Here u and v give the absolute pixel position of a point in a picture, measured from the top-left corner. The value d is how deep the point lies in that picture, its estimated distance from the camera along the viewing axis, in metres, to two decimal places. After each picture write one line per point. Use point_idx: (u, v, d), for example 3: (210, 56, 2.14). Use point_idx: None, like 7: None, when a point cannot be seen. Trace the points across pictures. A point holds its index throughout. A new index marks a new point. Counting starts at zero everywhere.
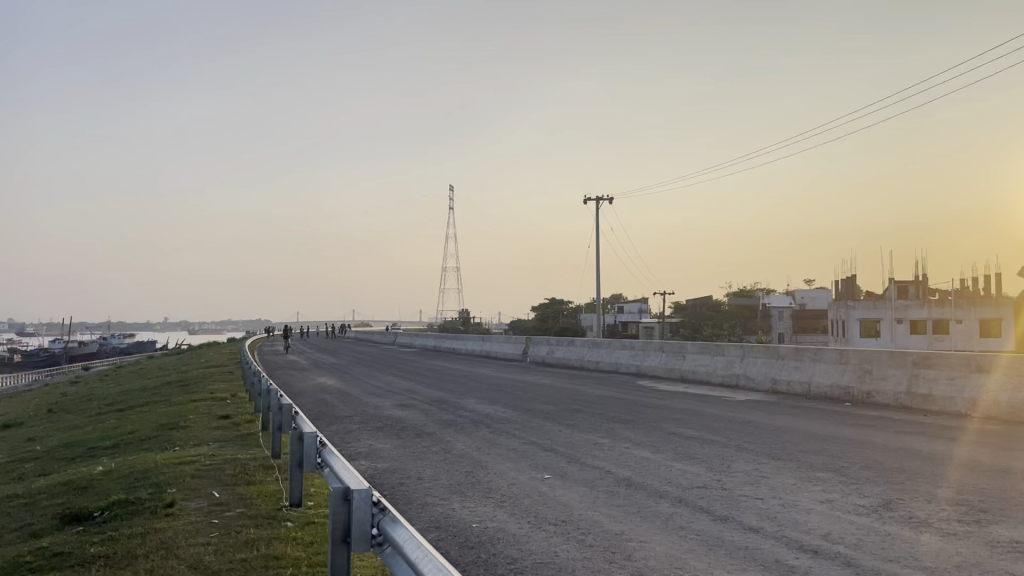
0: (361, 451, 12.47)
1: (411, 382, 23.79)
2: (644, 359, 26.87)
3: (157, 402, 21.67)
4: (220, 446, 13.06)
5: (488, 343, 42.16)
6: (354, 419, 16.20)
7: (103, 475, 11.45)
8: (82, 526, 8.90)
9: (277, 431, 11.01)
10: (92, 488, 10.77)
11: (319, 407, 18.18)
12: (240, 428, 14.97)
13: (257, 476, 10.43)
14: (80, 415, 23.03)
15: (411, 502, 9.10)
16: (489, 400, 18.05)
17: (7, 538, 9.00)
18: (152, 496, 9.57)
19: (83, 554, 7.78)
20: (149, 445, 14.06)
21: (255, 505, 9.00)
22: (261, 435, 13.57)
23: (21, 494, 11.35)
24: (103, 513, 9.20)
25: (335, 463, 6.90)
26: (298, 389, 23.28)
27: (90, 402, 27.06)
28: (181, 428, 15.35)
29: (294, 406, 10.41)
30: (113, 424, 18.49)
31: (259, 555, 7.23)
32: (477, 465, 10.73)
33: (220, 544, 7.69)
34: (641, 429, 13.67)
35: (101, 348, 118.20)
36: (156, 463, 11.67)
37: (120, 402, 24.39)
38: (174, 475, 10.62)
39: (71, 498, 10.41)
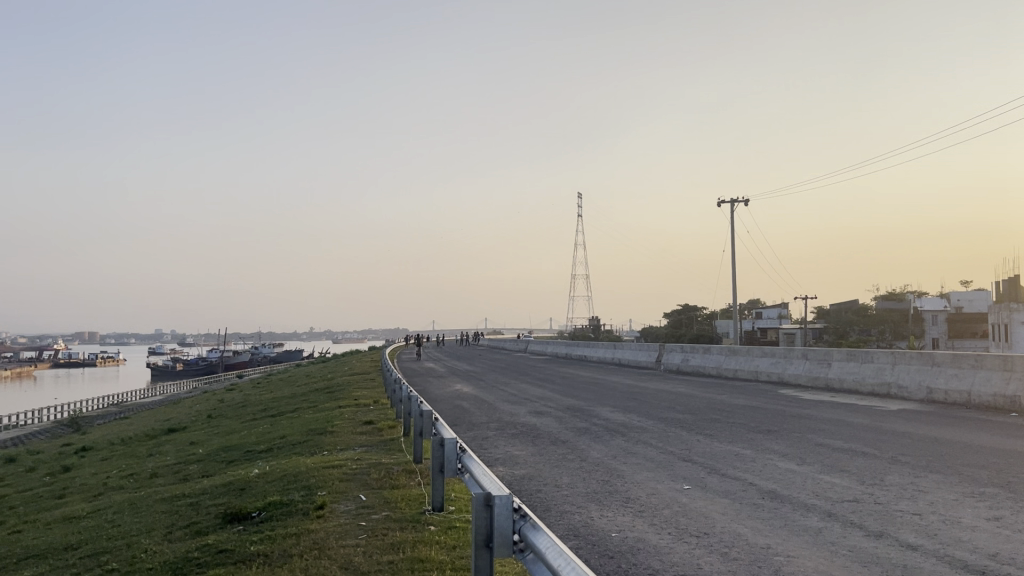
0: (499, 457, 12.66)
1: (545, 390, 23.95)
2: (786, 367, 25.93)
3: (305, 408, 22.81)
4: (365, 450, 13.57)
5: (620, 351, 41.84)
6: (490, 425, 16.45)
7: (259, 477, 12.14)
8: (242, 525, 9.46)
9: (418, 436, 11.32)
10: (249, 489, 11.43)
11: (456, 413, 18.59)
12: (383, 433, 15.49)
13: (400, 479, 10.78)
14: (236, 420, 24.52)
15: (549, 509, 9.14)
16: (624, 409, 17.88)
17: (176, 535, 9.68)
18: (304, 497, 10.08)
19: (243, 552, 8.27)
20: (299, 449, 14.78)
21: (399, 508, 9.29)
22: (403, 440, 14.01)
23: (188, 494, 12.20)
24: (260, 513, 9.74)
25: (474, 470, 7.03)
26: (435, 395, 23.92)
27: (245, 408, 28.77)
28: (328, 433, 16.06)
29: (434, 412, 10.67)
30: (267, 428, 19.59)
31: (404, 558, 7.44)
32: (613, 475, 10.64)
33: (368, 545, 7.97)
34: (785, 438, 13.18)
35: (253, 358, 125.19)
36: (306, 466, 12.25)
37: (272, 408, 25.83)
38: (323, 478, 11.11)
39: (232, 498, 11.11)
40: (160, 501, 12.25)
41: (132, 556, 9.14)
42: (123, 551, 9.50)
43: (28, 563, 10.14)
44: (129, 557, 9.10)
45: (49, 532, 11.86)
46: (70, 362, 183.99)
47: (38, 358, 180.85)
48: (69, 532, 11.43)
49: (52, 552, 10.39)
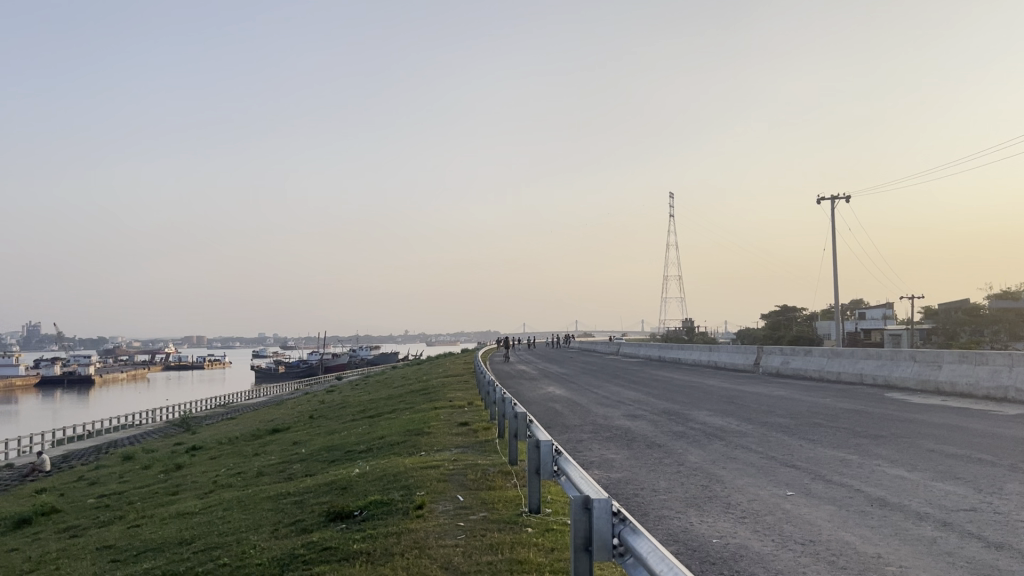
0: (594, 460, 12.60)
1: (640, 393, 23.72)
2: (893, 369, 24.89)
3: (402, 410, 23.24)
4: (462, 452, 13.71)
5: (716, 353, 41.12)
6: (584, 428, 16.40)
7: (359, 477, 12.42)
8: (344, 523, 9.71)
9: (513, 438, 11.35)
10: (350, 489, 11.71)
11: (550, 416, 18.60)
12: (478, 435, 15.63)
13: (497, 481, 10.85)
14: (336, 421, 25.22)
15: (647, 514, 9.03)
16: (722, 412, 17.52)
17: (283, 532, 10.00)
18: (404, 497, 10.26)
19: (347, 550, 8.47)
20: (397, 450, 15.04)
21: (497, 509, 9.35)
22: (498, 442, 14.09)
23: (292, 492, 12.59)
24: (361, 512, 9.97)
25: (571, 472, 7.01)
26: (529, 397, 24.03)
27: (344, 409, 29.56)
28: (425, 434, 16.33)
29: (528, 414, 10.68)
30: (366, 429, 20.06)
31: (503, 560, 7.48)
32: (713, 480, 10.43)
33: (468, 546, 8.05)
34: (893, 444, 12.66)
35: (352, 360, 128.76)
36: (405, 466, 12.46)
37: (370, 409, 26.44)
38: (421, 478, 11.28)
39: (334, 497, 11.42)
40: (267, 499, 12.68)
41: (243, 551, 9.49)
42: (234, 546, 9.87)
43: (146, 556, 10.65)
44: (239, 553, 9.45)
45: (165, 527, 12.45)
46: (181, 364, 193.21)
47: (152, 360, 190.77)
48: (183, 528, 11.96)
49: (168, 546, 10.90)
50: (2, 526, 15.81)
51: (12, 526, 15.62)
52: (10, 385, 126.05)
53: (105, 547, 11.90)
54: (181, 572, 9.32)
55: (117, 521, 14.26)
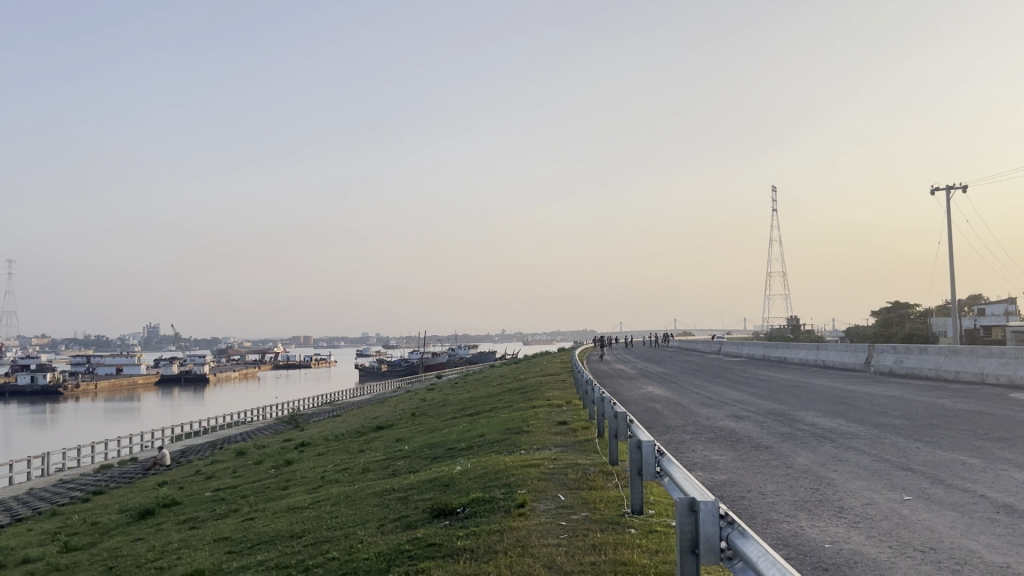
0: (697, 461, 12.38)
1: (744, 393, 23.14)
2: (1017, 368, 23.47)
3: (501, 408, 23.40)
4: (562, 450, 13.68)
5: (823, 352, 39.73)
6: (687, 428, 16.14)
7: (461, 474, 12.56)
8: (448, 520, 9.84)
9: (614, 438, 11.26)
10: (453, 486, 11.85)
11: (650, 416, 18.38)
12: (578, 434, 15.57)
13: (598, 481, 10.77)
14: (438, 419, 25.61)
15: (754, 517, 8.80)
16: (831, 413, 16.89)
17: (389, 527, 10.20)
18: (506, 495, 10.32)
19: (451, 547, 8.57)
20: (498, 448, 15.14)
21: (599, 509, 9.29)
22: (599, 441, 13.98)
23: (396, 489, 12.84)
24: (464, 509, 10.08)
25: (675, 474, 6.88)
26: (628, 397, 23.83)
27: (445, 407, 30.00)
28: (525, 432, 16.39)
29: (629, 414, 10.57)
30: (466, 427, 20.29)
31: (607, 560, 7.43)
32: (824, 483, 10.08)
33: (570, 545, 8.03)
34: (1019, 447, 11.93)
35: (451, 359, 130.52)
36: (506, 465, 12.53)
37: (470, 407, 26.75)
38: (523, 477, 11.33)
39: (438, 493, 11.59)
40: (372, 495, 12.99)
41: (350, 546, 9.73)
42: (343, 541, 10.14)
43: (260, 548, 11.07)
44: (347, 547, 9.70)
45: (276, 521, 12.89)
46: (288, 363, 200.26)
47: (262, 359, 198.50)
48: (293, 521, 12.37)
49: (281, 539, 11.30)
50: (128, 517, 16.73)
51: (136, 516, 16.52)
52: (133, 383, 133.62)
53: (222, 538, 12.43)
54: (293, 564, 9.64)
55: (232, 513, 14.88)
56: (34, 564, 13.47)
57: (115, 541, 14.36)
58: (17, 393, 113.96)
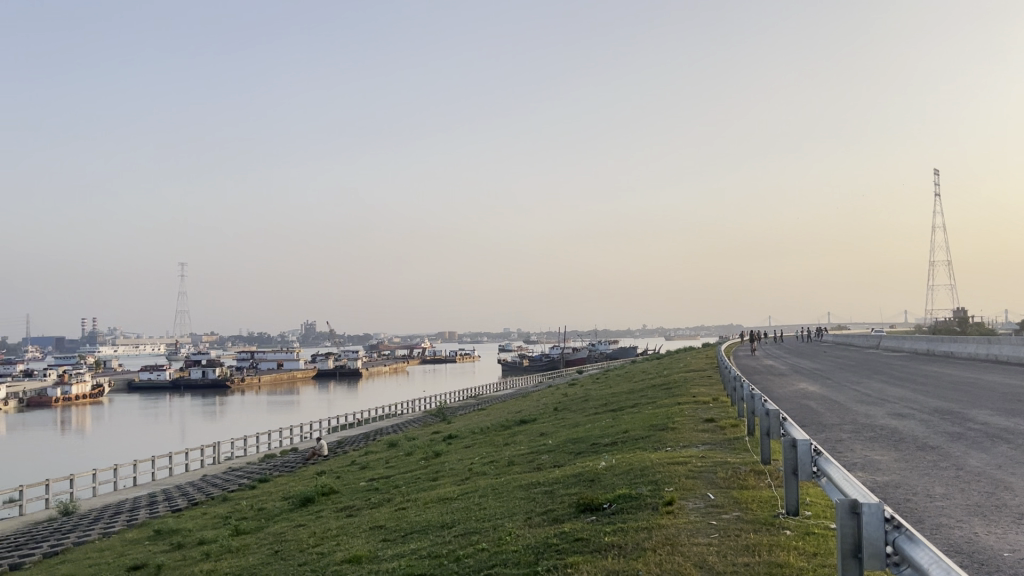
0: (857, 462, 11.76)
1: (906, 390, 21.84)
2: None
3: (644, 404, 23.11)
4: (710, 448, 13.37)
5: (996, 347, 36.85)
6: (844, 427, 15.37)
7: (606, 469, 12.51)
8: (595, 515, 9.82)
9: (765, 436, 10.85)
10: (598, 481, 11.82)
11: (805, 414, 17.64)
12: (726, 431, 15.15)
13: (750, 480, 10.43)
14: (581, 414, 25.63)
15: (922, 521, 8.26)
16: (1007, 412, 15.63)
17: (536, 520, 10.29)
18: (653, 492, 10.18)
19: (598, 542, 8.54)
20: (643, 444, 14.98)
21: (752, 510, 8.99)
22: (748, 439, 13.55)
23: (543, 482, 12.94)
24: (611, 505, 10.01)
25: (833, 474, 6.56)
26: (779, 393, 23.00)
27: (588, 402, 29.98)
28: (671, 428, 16.13)
29: (780, 412, 10.17)
30: (609, 422, 20.17)
31: (762, 562, 7.18)
32: (1000, 487, 9.34)
33: (722, 545, 7.81)
34: None
35: (591, 354, 130.41)
36: (651, 461, 12.37)
37: (614, 403, 26.59)
38: (670, 474, 11.13)
39: (583, 489, 11.58)
40: (518, 488, 13.14)
41: (499, 537, 9.89)
42: (492, 533, 10.33)
43: (413, 537, 11.43)
44: (497, 539, 9.85)
45: (426, 511, 13.28)
46: (434, 357, 206.35)
47: (410, 355, 205.39)
48: (443, 512, 12.69)
49: (432, 529, 11.62)
50: (291, 503, 17.73)
51: (298, 503, 17.49)
52: (292, 377, 141.62)
53: (377, 527, 12.91)
54: (445, 553, 9.89)
55: (385, 503, 15.45)
56: (209, 546, 14.49)
57: (279, 526, 15.24)
58: (191, 386, 123.37)
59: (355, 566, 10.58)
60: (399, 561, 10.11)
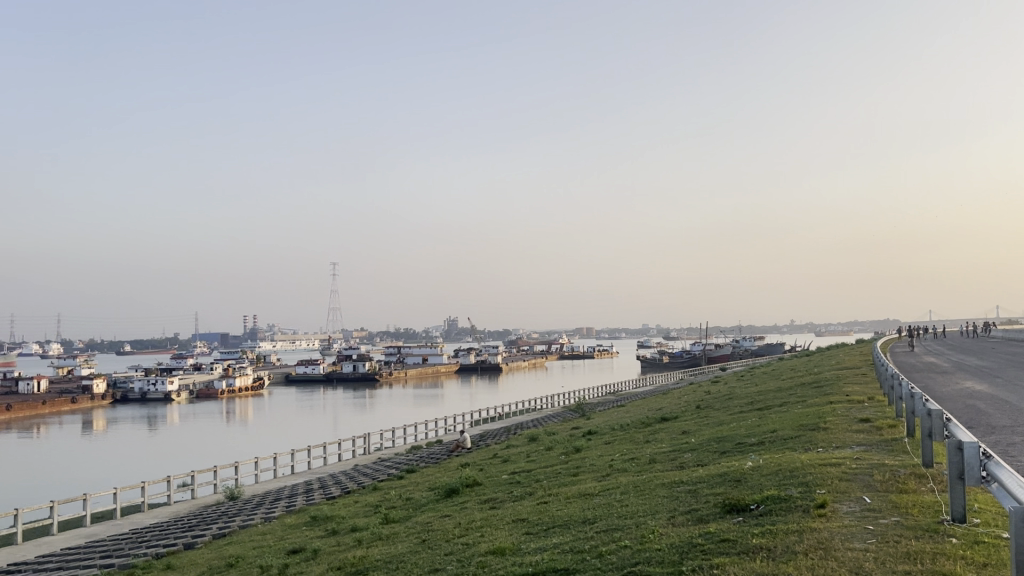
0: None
1: None
2: None
3: (793, 403, 22.25)
4: (866, 450, 12.72)
5: None
6: (1017, 429, 14.27)
7: (753, 470, 12.15)
8: (741, 516, 9.56)
9: (927, 438, 10.21)
10: (745, 481, 11.51)
11: (972, 414, 16.49)
12: (883, 432, 14.36)
13: (909, 484, 9.85)
14: (725, 412, 25.00)
15: None
16: None
17: (680, 520, 10.13)
18: (803, 494, 9.80)
19: (746, 543, 8.32)
20: (793, 444, 14.42)
21: (913, 515, 8.50)
22: (908, 440, 12.82)
23: (686, 481, 12.71)
24: (758, 506, 9.73)
25: (1005, 480, 6.11)
26: (942, 393, 21.58)
27: (733, 400, 29.20)
28: (822, 429, 15.46)
29: (943, 412, 9.56)
30: (756, 422, 19.55)
31: (925, 571, 6.78)
32: None
33: (881, 551, 7.44)
34: None
35: (735, 350, 127.21)
36: (801, 462, 11.91)
37: (760, 401, 25.77)
38: (821, 476, 10.68)
39: (729, 489, 11.29)
40: (661, 486, 12.97)
41: (643, 535, 9.81)
42: (635, 530, 10.27)
43: (555, 531, 11.52)
44: (640, 536, 9.79)
45: (568, 506, 13.33)
46: (573, 352, 207.46)
47: (549, 351, 207.49)
48: (584, 508, 12.71)
49: (574, 524, 11.66)
50: (437, 494, 18.22)
51: (444, 494, 17.95)
52: (436, 371, 145.67)
53: (519, 520, 13.08)
54: (587, 549, 9.92)
55: (527, 496, 15.62)
56: (361, 533, 15.14)
57: (426, 516, 15.71)
58: (342, 379, 129.19)
59: (499, 557, 10.77)
60: (541, 555, 10.23)
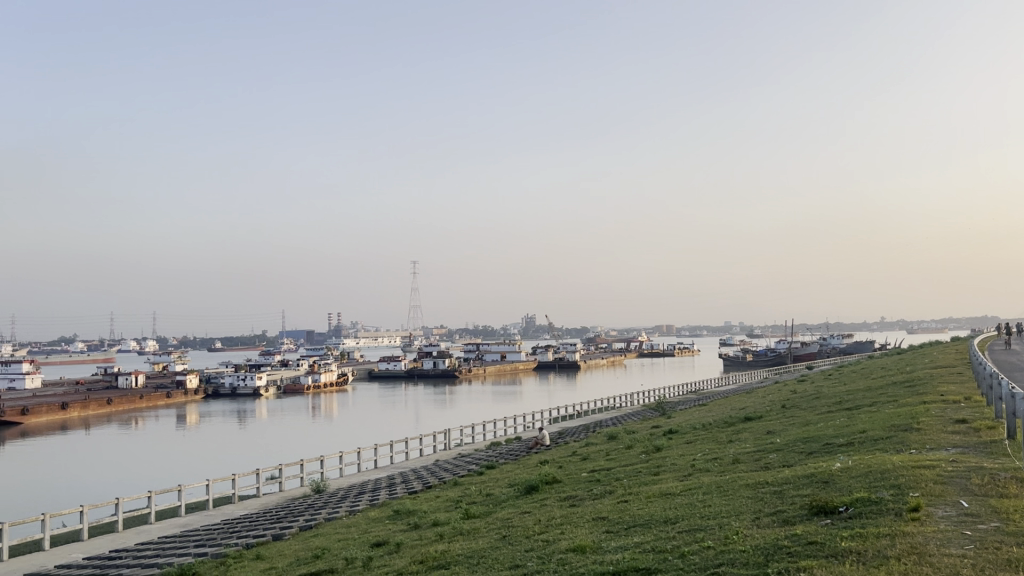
0: None
1: None
2: None
3: (884, 403, 21.49)
4: (962, 452, 12.21)
5: None
6: None
7: (842, 471, 11.80)
8: (829, 518, 9.31)
9: None
10: (833, 483, 11.19)
11: None
12: (981, 434, 13.75)
13: (1010, 489, 9.41)
14: (811, 412, 24.37)
15: None
16: None
17: (765, 521, 9.94)
18: (895, 497, 9.48)
19: (835, 547, 8.09)
20: (883, 446, 13.97)
21: (1013, 521, 8.13)
22: (1008, 443, 12.24)
23: (771, 483, 12.45)
24: (847, 508, 9.46)
25: None
26: None
27: (819, 400, 28.41)
28: (915, 430, 14.90)
29: None
30: (843, 422, 18.98)
31: None
32: None
33: (979, 558, 7.14)
34: None
35: (822, 348, 123.81)
36: (892, 464, 11.53)
37: (848, 401, 24.99)
38: (914, 478, 10.32)
39: (816, 490, 11.01)
40: (746, 487, 12.74)
41: (726, 536, 9.66)
42: (717, 531, 10.11)
43: (636, 530, 11.45)
44: (724, 537, 9.63)
45: (649, 505, 13.21)
46: (654, 350, 205.50)
47: (629, 348, 206.20)
48: (666, 507, 12.59)
49: (655, 524, 11.54)
50: (517, 491, 18.32)
51: (523, 491, 18.02)
52: (515, 368, 146.18)
53: (600, 518, 13.04)
54: (669, 549, 9.82)
55: (608, 495, 15.55)
56: (443, 527, 15.32)
57: (506, 512, 15.80)
58: (422, 375, 130.86)
59: (580, 555, 10.76)
60: (622, 553, 10.17)
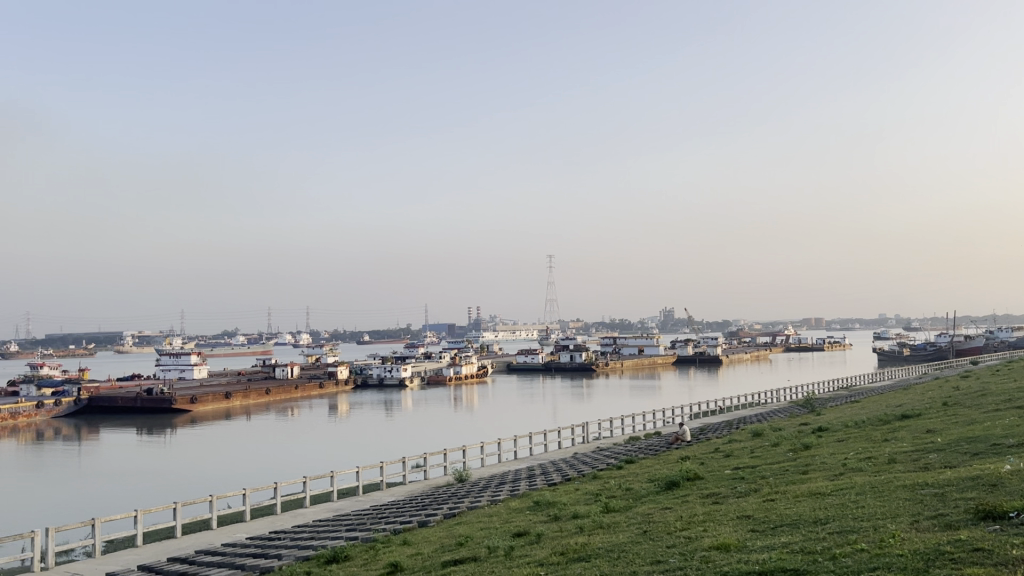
0: None
1: None
2: None
3: None
4: None
5: None
6: None
7: (1012, 474, 10.95)
8: (998, 524, 8.67)
9: None
10: (1001, 487, 10.42)
11: None
12: None
13: None
14: (976, 410, 22.78)
15: None
16: None
17: (925, 524, 9.38)
18: None
19: (1004, 554, 7.54)
20: None
21: None
22: None
23: (932, 484, 11.73)
24: (1019, 514, 8.78)
25: None
26: None
27: (985, 398, 26.50)
28: None
29: None
30: (1013, 422, 17.59)
31: None
32: None
33: None
34: None
35: (989, 343, 115.46)
36: None
37: (1019, 400, 23.15)
38: None
39: (982, 494, 10.27)
40: (903, 488, 12.06)
41: (882, 539, 9.19)
42: (872, 533, 9.62)
43: (783, 530, 11.06)
44: (879, 540, 9.18)
45: (797, 505, 12.74)
46: (800, 344, 198.06)
47: (774, 343, 199.94)
48: (816, 507, 12.09)
49: (804, 524, 11.13)
50: (657, 486, 18.14)
51: (664, 486, 17.83)
52: (653, 363, 144.22)
53: (745, 516, 12.70)
54: (819, 551, 9.42)
55: (752, 493, 15.09)
56: (583, 520, 15.36)
57: (646, 507, 15.64)
58: (560, 369, 131.34)
59: (724, 553, 10.51)
60: (769, 553, 9.88)
